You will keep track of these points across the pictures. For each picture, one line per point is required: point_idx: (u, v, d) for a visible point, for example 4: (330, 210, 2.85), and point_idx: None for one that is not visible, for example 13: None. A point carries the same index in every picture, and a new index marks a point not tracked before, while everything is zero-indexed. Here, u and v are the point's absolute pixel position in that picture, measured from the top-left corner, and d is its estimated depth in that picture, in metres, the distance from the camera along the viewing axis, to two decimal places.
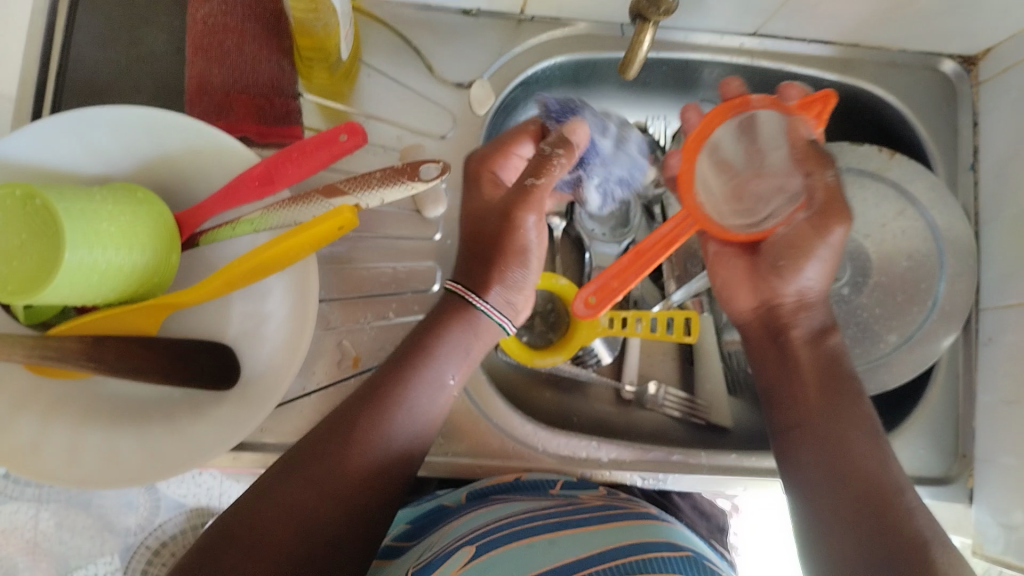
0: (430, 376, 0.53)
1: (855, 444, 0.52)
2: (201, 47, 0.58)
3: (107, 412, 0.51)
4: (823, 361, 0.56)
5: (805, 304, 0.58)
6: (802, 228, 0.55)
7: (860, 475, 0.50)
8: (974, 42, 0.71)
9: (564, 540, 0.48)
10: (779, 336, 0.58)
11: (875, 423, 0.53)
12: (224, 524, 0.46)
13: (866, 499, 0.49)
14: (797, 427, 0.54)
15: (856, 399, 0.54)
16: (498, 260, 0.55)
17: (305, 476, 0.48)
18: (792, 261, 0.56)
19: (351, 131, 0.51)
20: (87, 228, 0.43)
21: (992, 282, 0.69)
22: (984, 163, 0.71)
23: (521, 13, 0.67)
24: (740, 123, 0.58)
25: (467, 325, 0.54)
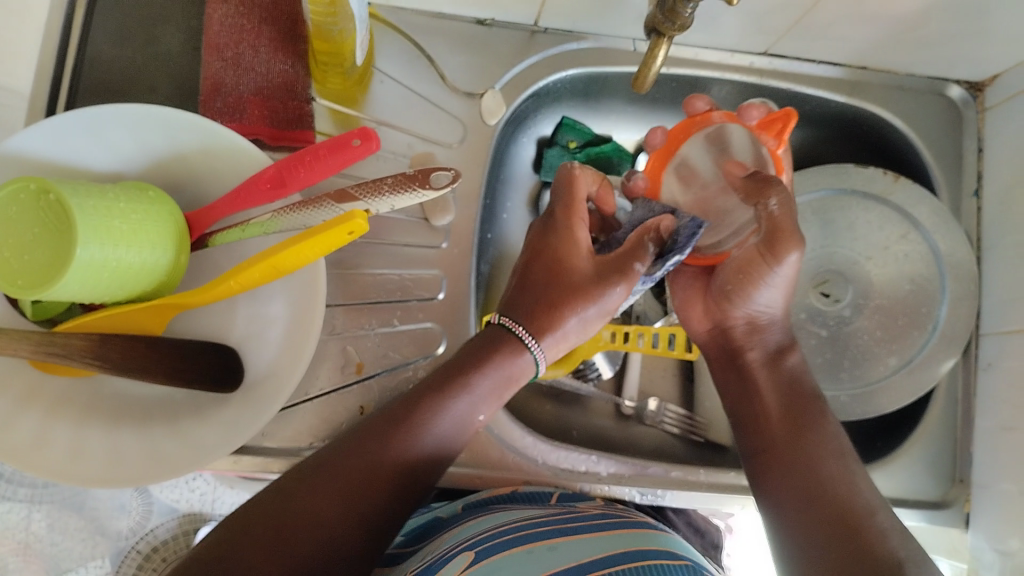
0: (466, 407, 0.53)
1: (821, 464, 0.52)
2: (217, 46, 0.58)
3: (109, 411, 0.50)
4: (783, 385, 0.57)
5: (760, 327, 0.59)
6: (755, 255, 0.54)
7: (824, 496, 0.50)
8: (981, 69, 0.71)
9: (565, 545, 0.47)
10: (738, 360, 0.60)
11: (844, 443, 0.53)
12: (226, 530, 0.45)
13: (832, 518, 0.49)
14: (758, 452, 0.55)
15: (820, 419, 0.55)
16: (563, 303, 0.55)
17: (324, 488, 0.47)
18: (740, 286, 0.56)
19: (364, 136, 0.50)
20: (98, 224, 0.43)
21: (993, 308, 0.69)
22: (987, 189, 0.71)
23: (535, 25, 0.67)
24: (709, 136, 0.61)
25: (512, 362, 0.54)
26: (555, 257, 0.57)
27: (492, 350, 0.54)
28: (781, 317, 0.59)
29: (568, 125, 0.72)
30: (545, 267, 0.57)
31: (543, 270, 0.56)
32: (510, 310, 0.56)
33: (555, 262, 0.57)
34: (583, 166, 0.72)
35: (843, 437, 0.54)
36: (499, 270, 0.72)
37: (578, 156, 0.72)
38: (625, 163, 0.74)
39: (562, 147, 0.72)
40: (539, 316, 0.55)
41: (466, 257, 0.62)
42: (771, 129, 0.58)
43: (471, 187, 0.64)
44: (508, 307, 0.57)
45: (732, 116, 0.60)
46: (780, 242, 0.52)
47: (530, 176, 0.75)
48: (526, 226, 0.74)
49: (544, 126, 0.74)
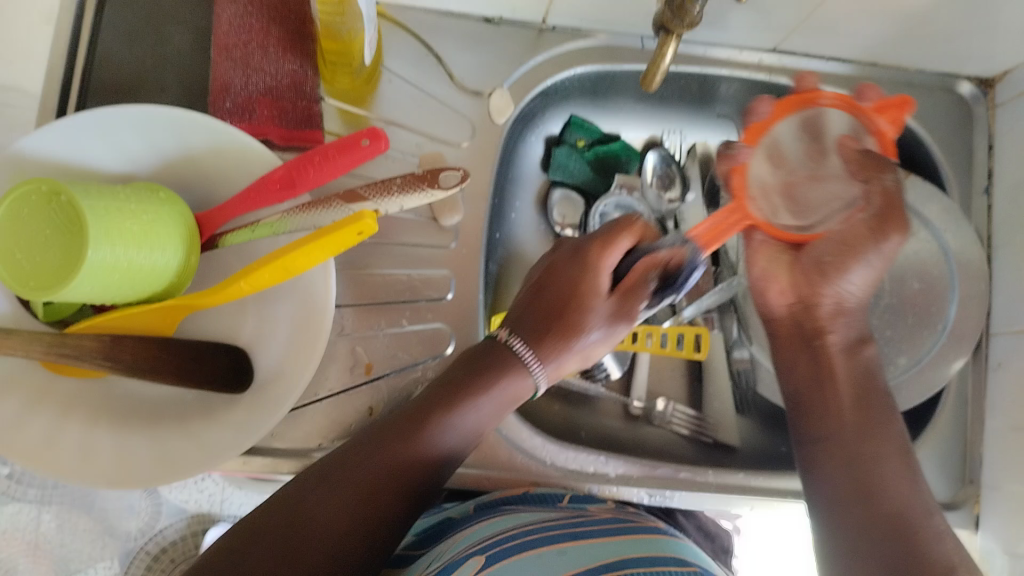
0: (474, 421, 0.52)
1: (886, 469, 0.49)
2: (226, 47, 0.58)
3: (119, 412, 0.51)
4: (852, 377, 0.53)
5: (845, 311, 0.54)
6: (858, 228, 0.51)
7: (881, 493, 0.48)
8: (991, 65, 0.71)
9: (574, 549, 0.47)
10: (814, 341, 0.54)
11: (905, 444, 0.50)
12: (232, 541, 0.45)
13: (892, 522, 0.46)
14: (821, 443, 0.51)
15: (885, 416, 0.51)
16: (568, 336, 0.55)
17: (336, 493, 0.47)
18: (840, 260, 0.52)
19: (373, 136, 0.50)
20: (110, 226, 0.43)
21: (1003, 307, 0.69)
22: (998, 188, 0.71)
23: (543, 23, 0.67)
24: (805, 118, 0.54)
25: (517, 383, 0.54)
26: (567, 286, 0.56)
27: (496, 359, 0.54)
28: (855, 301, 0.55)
29: (576, 124, 0.72)
30: (561, 290, 0.56)
31: (557, 295, 0.56)
32: (518, 330, 0.55)
33: (562, 291, 0.56)
34: (591, 164, 0.73)
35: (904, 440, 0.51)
36: (507, 270, 0.72)
37: (586, 155, 0.73)
38: (633, 162, 0.74)
39: (570, 146, 0.72)
40: (543, 344, 0.55)
41: (475, 257, 0.62)
42: (887, 111, 0.52)
43: (480, 186, 0.64)
44: (513, 324, 0.56)
45: (844, 96, 0.53)
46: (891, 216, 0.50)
47: (538, 176, 0.75)
48: (533, 226, 0.74)
49: (552, 125, 0.73)
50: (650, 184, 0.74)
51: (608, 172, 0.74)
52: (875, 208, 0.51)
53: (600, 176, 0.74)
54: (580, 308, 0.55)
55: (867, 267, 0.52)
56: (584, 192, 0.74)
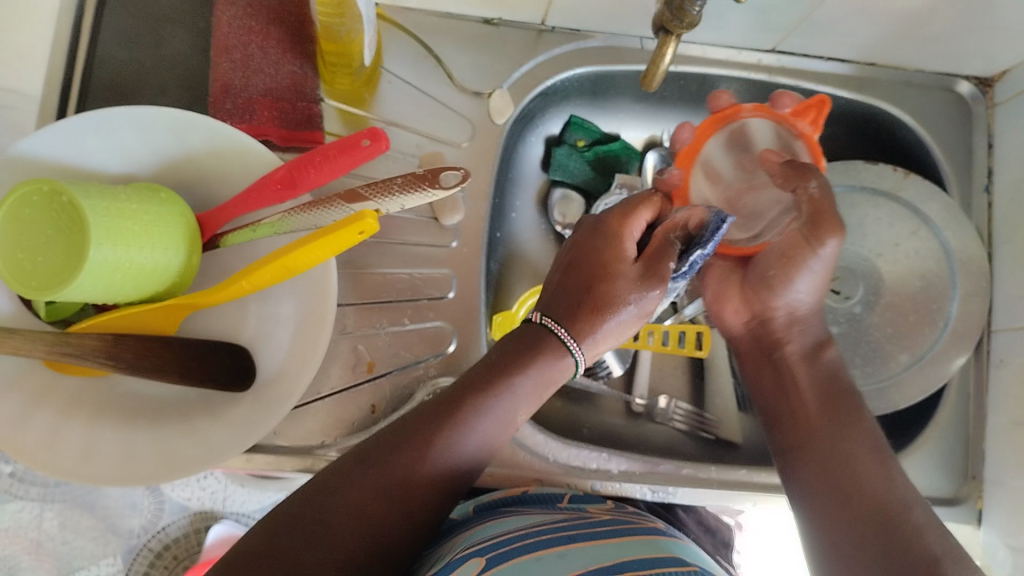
0: (507, 406, 0.51)
1: (867, 469, 0.51)
2: (226, 48, 0.59)
3: (122, 410, 0.51)
4: (817, 376, 0.57)
5: (799, 319, 0.58)
6: (793, 241, 0.54)
7: (860, 492, 0.50)
8: (990, 64, 0.71)
9: (574, 553, 0.47)
10: (775, 354, 0.59)
11: (879, 446, 0.53)
12: (267, 527, 0.45)
13: (869, 519, 0.49)
14: (792, 447, 0.55)
15: (857, 415, 0.54)
16: (599, 307, 0.53)
17: (371, 477, 0.47)
18: (782, 271, 0.56)
19: (373, 136, 0.49)
20: (111, 226, 0.44)
21: (1005, 304, 0.69)
22: (997, 185, 0.71)
23: (542, 24, 0.67)
24: (732, 133, 0.58)
25: (556, 362, 0.53)
26: (594, 260, 0.54)
27: (532, 341, 0.53)
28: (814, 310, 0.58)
29: (576, 124, 0.72)
30: (587, 266, 0.54)
31: (583, 271, 0.54)
32: (552, 311, 0.54)
33: (589, 265, 0.54)
34: (591, 164, 0.72)
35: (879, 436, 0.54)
36: (507, 269, 0.72)
37: (586, 154, 0.72)
38: (633, 162, 0.74)
39: (570, 145, 0.72)
40: (576, 318, 0.53)
41: (475, 256, 0.63)
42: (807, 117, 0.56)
43: (481, 186, 0.64)
44: (546, 304, 0.55)
45: (765, 108, 0.57)
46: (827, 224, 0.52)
47: (538, 176, 0.75)
48: (534, 225, 0.74)
49: (552, 125, 0.74)
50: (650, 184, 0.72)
51: (609, 172, 0.73)
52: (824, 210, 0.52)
53: (601, 177, 0.73)
54: (608, 278, 0.53)
55: (819, 272, 0.55)
56: (584, 192, 0.74)
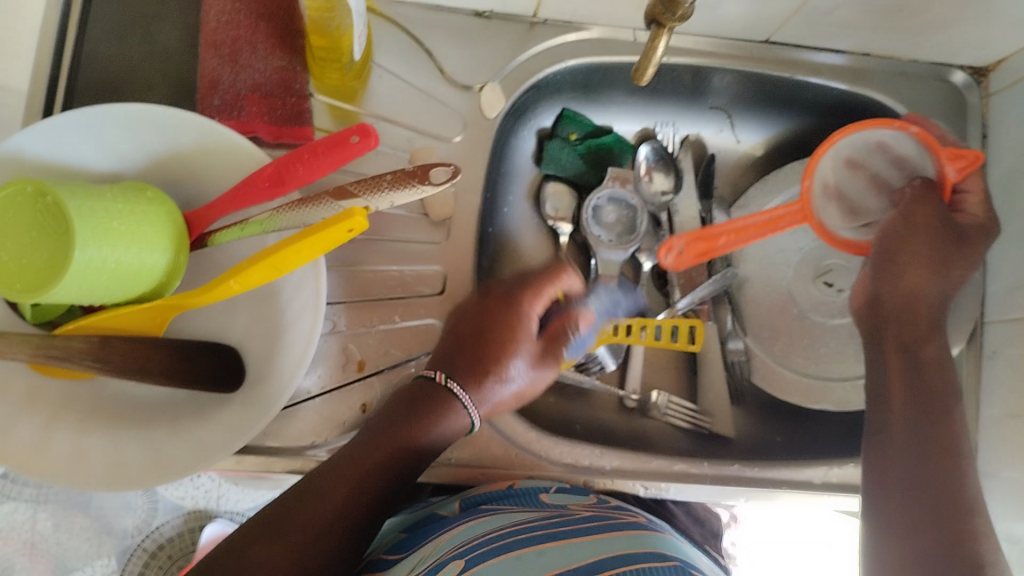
0: (422, 452, 0.52)
1: (948, 464, 0.50)
2: (214, 43, 0.58)
3: (109, 412, 0.50)
4: (909, 366, 0.56)
5: (910, 301, 0.58)
6: (898, 220, 0.60)
7: (936, 484, 0.49)
8: (985, 54, 0.70)
9: (552, 551, 0.46)
10: (879, 336, 0.59)
11: (959, 447, 0.52)
12: (230, 553, 0.46)
13: (931, 511, 0.48)
14: (886, 430, 0.54)
15: (949, 413, 0.53)
16: (499, 372, 0.56)
17: (286, 543, 0.47)
18: (905, 253, 0.59)
19: (362, 132, 0.49)
20: (97, 227, 0.43)
21: (998, 295, 0.69)
22: (991, 176, 0.71)
23: (534, 16, 0.66)
24: (880, 141, 0.63)
25: (455, 417, 0.54)
26: (500, 329, 0.57)
27: (433, 404, 0.53)
28: (938, 297, 0.59)
29: (569, 117, 0.72)
30: (494, 334, 0.57)
31: (490, 339, 0.56)
32: (456, 373, 0.55)
33: (492, 333, 0.57)
34: (584, 158, 0.72)
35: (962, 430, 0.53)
36: (499, 264, 0.71)
37: (579, 148, 0.72)
38: (626, 155, 0.73)
39: (562, 139, 0.72)
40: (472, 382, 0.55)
41: (467, 251, 0.62)
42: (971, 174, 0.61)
43: (472, 181, 0.63)
44: (439, 361, 0.56)
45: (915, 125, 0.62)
46: (950, 224, 0.59)
47: (531, 169, 0.74)
48: (526, 219, 0.74)
49: (545, 118, 0.73)
50: (643, 178, 0.73)
51: (602, 166, 0.73)
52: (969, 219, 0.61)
53: (594, 171, 0.73)
54: (511, 348, 0.57)
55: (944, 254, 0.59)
56: (575, 184, 0.74)
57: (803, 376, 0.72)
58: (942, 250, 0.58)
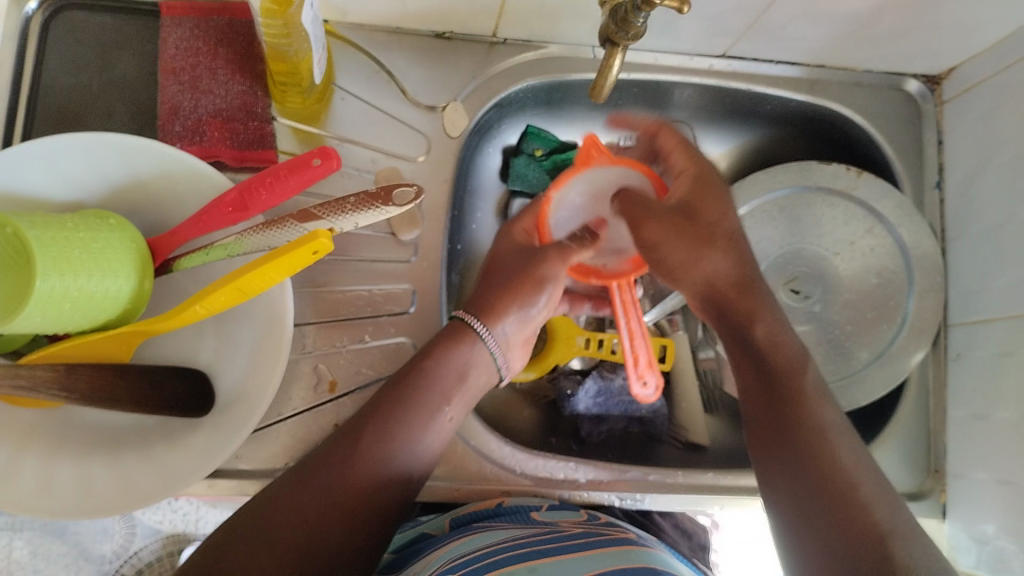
0: (429, 400, 0.53)
1: (818, 449, 0.47)
2: (173, 70, 0.59)
3: (77, 440, 0.50)
4: (753, 360, 0.54)
5: (732, 278, 0.58)
6: (651, 230, 0.58)
7: (813, 464, 0.47)
8: (937, 62, 0.72)
9: (544, 567, 0.46)
10: (746, 330, 0.56)
11: (818, 421, 0.49)
12: (218, 546, 0.44)
13: (819, 487, 0.45)
14: (750, 424, 0.52)
15: (797, 394, 0.51)
16: (506, 287, 0.58)
17: (280, 522, 0.45)
18: (684, 243, 0.58)
19: (324, 155, 0.50)
20: (59, 256, 0.43)
21: (959, 298, 0.71)
22: (949, 182, 0.73)
23: (494, 37, 0.67)
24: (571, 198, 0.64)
25: (462, 352, 0.55)
26: (503, 255, 0.61)
27: (439, 347, 0.55)
28: (712, 273, 0.58)
29: (534, 133, 0.72)
30: (499, 260, 0.61)
31: (497, 263, 0.61)
32: (470, 307, 0.58)
33: (498, 261, 0.61)
34: (549, 173, 0.73)
35: (823, 398, 0.51)
36: (468, 280, 0.72)
37: (545, 164, 0.72)
38: None
39: (528, 155, 0.72)
40: (503, 309, 0.58)
41: (435, 269, 0.63)
42: (682, 150, 0.63)
43: (438, 200, 0.64)
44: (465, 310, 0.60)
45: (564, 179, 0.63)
46: (707, 186, 0.61)
47: (498, 185, 0.75)
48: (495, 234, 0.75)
49: (510, 135, 0.74)
50: None
51: None
52: (685, 188, 0.60)
53: None
54: (512, 263, 0.60)
55: (691, 241, 0.58)
56: None
57: None
58: (700, 215, 0.59)
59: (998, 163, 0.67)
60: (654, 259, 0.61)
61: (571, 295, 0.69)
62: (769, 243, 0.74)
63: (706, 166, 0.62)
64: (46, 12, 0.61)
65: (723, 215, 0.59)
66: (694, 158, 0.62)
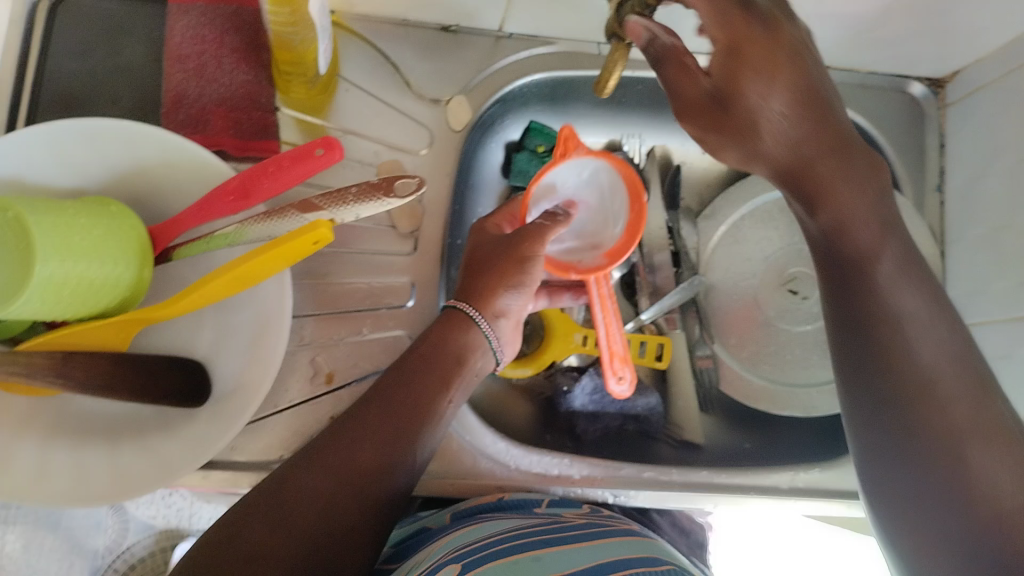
0: (430, 389, 0.51)
1: (891, 345, 0.47)
2: (179, 57, 0.59)
3: (73, 428, 0.50)
4: (822, 246, 0.52)
5: (794, 164, 0.50)
6: (693, 112, 0.50)
7: (894, 369, 0.47)
8: (941, 66, 0.72)
9: (550, 556, 0.46)
10: (813, 202, 0.51)
11: (893, 311, 0.48)
12: (225, 527, 0.44)
13: (901, 390, 0.46)
14: (830, 316, 0.52)
15: (869, 279, 0.49)
16: (494, 274, 0.54)
17: (290, 502, 0.45)
18: (734, 122, 0.49)
19: (327, 145, 0.49)
20: (59, 242, 0.43)
21: (958, 303, 0.71)
22: (950, 186, 0.73)
23: (500, 31, 0.67)
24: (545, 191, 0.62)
25: (464, 340, 0.53)
26: (484, 246, 0.57)
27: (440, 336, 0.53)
28: (785, 145, 0.50)
29: (535, 129, 0.71)
30: (477, 251, 0.57)
31: (476, 255, 0.57)
32: (462, 295, 0.55)
33: (477, 253, 0.57)
34: None
35: (902, 281, 0.49)
36: None
37: (546, 160, 0.71)
38: None
39: (530, 151, 0.71)
40: (492, 296, 0.54)
41: (434, 263, 0.62)
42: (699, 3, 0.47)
43: (439, 194, 0.64)
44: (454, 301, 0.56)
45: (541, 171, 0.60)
46: (750, 47, 0.47)
47: (499, 181, 0.74)
48: None
49: (513, 131, 0.73)
50: None
51: None
52: (718, 63, 0.48)
53: None
54: (493, 255, 0.55)
55: (743, 131, 0.50)
56: None
57: (770, 382, 0.72)
58: (748, 99, 0.48)
59: (999, 168, 0.67)
60: (624, 248, 0.60)
61: (549, 288, 0.67)
62: (769, 242, 0.75)
63: (737, 20, 0.47)
64: None
65: (776, 77, 0.48)
66: (721, 18, 0.47)
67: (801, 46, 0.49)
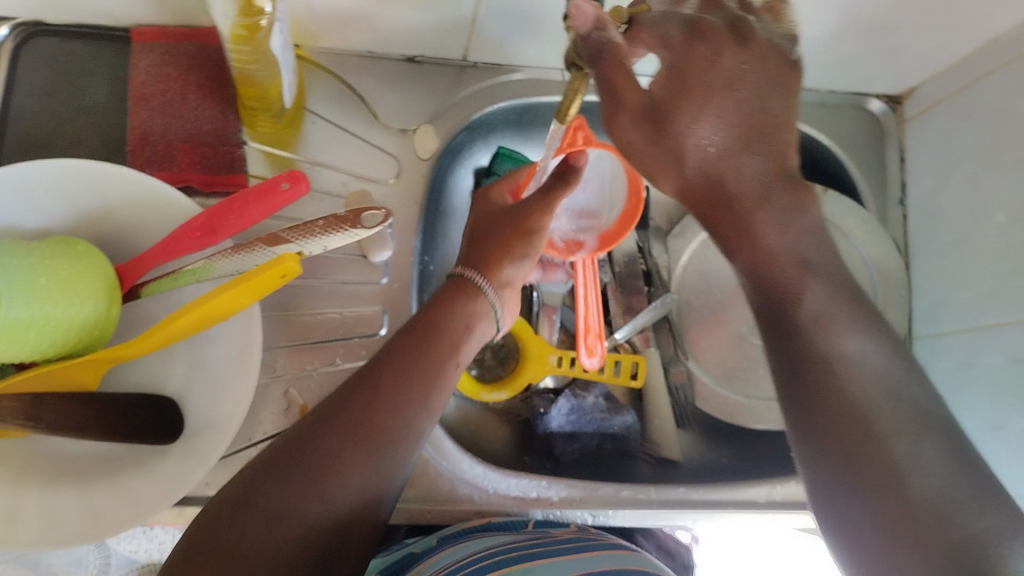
0: (441, 355, 0.52)
1: (828, 383, 0.40)
2: (144, 96, 0.60)
3: (42, 471, 0.50)
4: (757, 289, 0.44)
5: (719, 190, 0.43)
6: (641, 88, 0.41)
7: (831, 409, 0.40)
8: (898, 83, 0.74)
9: (539, 568, 0.47)
10: (731, 224, 0.44)
11: (827, 347, 0.41)
12: (251, 482, 0.43)
13: (843, 432, 0.39)
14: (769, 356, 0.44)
15: (800, 317, 0.42)
16: (510, 241, 0.58)
17: (315, 459, 0.44)
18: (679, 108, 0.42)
19: (292, 178, 0.50)
20: (23, 283, 0.43)
21: (926, 312, 0.72)
22: (912, 199, 0.75)
23: (465, 60, 0.68)
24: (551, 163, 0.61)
25: (470, 307, 0.55)
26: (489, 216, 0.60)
27: (445, 306, 0.55)
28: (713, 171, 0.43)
29: (505, 155, 0.71)
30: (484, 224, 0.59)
31: (483, 224, 0.59)
32: (471, 264, 0.58)
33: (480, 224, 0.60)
34: None
35: (835, 320, 0.42)
36: None
37: None
38: None
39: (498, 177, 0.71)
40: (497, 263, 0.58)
41: (406, 290, 0.63)
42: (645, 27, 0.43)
43: (408, 222, 0.65)
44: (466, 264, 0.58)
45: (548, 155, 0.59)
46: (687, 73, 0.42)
47: None
48: None
49: (481, 157, 0.73)
50: None
51: None
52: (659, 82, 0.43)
53: None
54: (503, 223, 0.58)
55: (666, 150, 0.43)
56: None
57: (745, 397, 0.73)
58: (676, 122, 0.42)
59: (955, 183, 0.69)
60: (614, 237, 0.63)
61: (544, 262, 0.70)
62: None
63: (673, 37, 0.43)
64: (13, 37, 0.60)
65: (709, 100, 0.42)
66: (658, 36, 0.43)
67: (765, 67, 0.42)
